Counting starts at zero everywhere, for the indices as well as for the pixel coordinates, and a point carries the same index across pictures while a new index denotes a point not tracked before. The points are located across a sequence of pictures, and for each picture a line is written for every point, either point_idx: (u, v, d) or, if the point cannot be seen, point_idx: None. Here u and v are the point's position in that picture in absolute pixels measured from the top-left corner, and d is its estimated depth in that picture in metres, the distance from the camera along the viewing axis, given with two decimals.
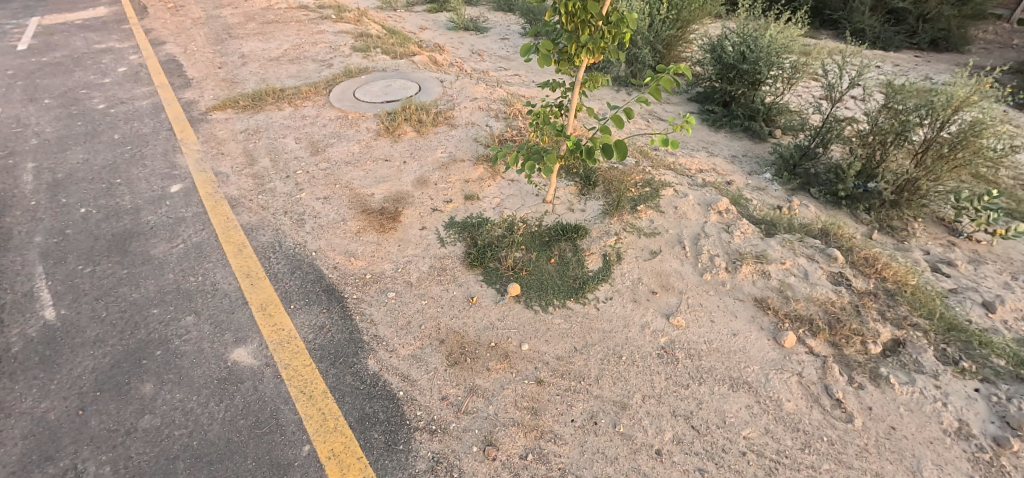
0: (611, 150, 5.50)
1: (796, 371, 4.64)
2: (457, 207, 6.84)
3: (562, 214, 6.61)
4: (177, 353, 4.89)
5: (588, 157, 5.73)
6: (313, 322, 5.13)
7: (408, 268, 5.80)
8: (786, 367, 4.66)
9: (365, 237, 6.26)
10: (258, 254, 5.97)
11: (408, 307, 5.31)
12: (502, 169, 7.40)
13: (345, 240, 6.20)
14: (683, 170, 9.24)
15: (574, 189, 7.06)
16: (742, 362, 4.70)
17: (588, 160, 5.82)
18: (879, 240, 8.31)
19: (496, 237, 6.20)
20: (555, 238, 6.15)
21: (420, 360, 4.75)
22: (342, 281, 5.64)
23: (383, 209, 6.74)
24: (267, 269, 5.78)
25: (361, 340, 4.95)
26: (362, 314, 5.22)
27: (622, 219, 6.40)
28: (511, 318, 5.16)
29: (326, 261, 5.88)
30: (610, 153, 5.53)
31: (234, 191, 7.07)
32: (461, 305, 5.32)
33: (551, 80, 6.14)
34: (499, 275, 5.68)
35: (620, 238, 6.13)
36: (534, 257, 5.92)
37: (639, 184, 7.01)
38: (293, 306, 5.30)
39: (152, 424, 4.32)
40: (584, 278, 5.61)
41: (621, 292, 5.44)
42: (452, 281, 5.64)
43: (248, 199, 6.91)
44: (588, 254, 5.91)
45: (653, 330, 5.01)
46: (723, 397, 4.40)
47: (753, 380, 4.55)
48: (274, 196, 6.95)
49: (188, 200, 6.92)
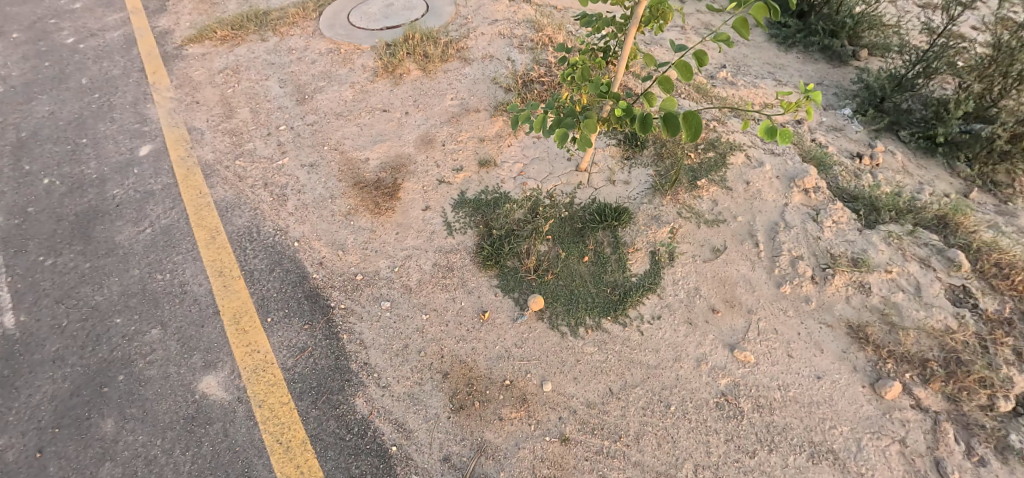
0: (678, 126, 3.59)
1: (897, 436, 3.60)
2: (469, 177, 5.53)
3: (599, 189, 5.28)
4: (141, 379, 4.13)
5: (639, 128, 3.85)
6: (292, 342, 4.23)
7: (409, 268, 4.72)
8: (883, 431, 3.63)
9: (357, 220, 5.10)
10: (232, 243, 4.91)
11: (406, 325, 4.33)
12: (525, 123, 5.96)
13: (332, 224, 5.06)
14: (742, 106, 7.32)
15: (616, 152, 5.60)
16: (827, 421, 3.70)
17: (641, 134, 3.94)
18: (976, 200, 6.64)
19: (515, 223, 4.99)
20: (590, 226, 4.88)
21: (417, 403, 3.90)
22: (326, 285, 4.60)
23: (379, 180, 5.49)
24: (242, 264, 4.74)
25: (348, 370, 4.08)
26: (349, 334, 4.28)
27: (678, 199, 4.98)
28: (532, 345, 4.17)
29: (311, 253, 4.81)
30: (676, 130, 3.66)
31: (209, 156, 5.95)
32: (469, 323, 4.32)
33: (594, 19, 4.46)
34: (517, 281, 4.58)
35: (675, 226, 4.79)
36: (562, 253, 4.73)
37: (700, 146, 5.46)
38: (270, 320, 4.36)
39: (112, 475, 3.69)
40: (626, 287, 4.45)
41: (673, 309, 4.30)
42: (459, 286, 4.57)
43: (224, 166, 5.75)
44: (632, 250, 4.67)
45: (712, 367, 3.96)
46: (800, 473, 3.49)
47: (840, 449, 3.58)
48: (253, 163, 5.78)
49: (158, 167, 5.87)
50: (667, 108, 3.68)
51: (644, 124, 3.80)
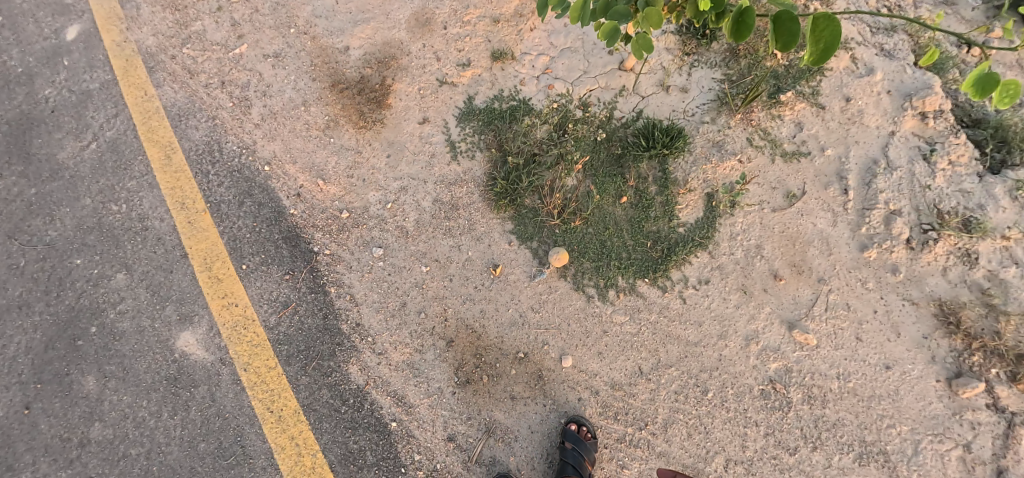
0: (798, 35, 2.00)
1: (961, 441, 3.27)
2: (477, 76, 3.90)
3: (647, 97, 3.91)
4: (114, 333, 3.66)
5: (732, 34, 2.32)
6: (273, 295, 3.64)
7: (403, 203, 3.76)
8: (947, 434, 3.28)
9: (337, 135, 3.91)
10: (191, 163, 3.94)
11: (403, 278, 3.64)
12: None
13: (306, 142, 3.91)
14: None
15: (673, 43, 3.98)
16: (886, 419, 3.35)
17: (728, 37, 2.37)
18: None
19: (538, 144, 3.74)
20: (632, 153, 3.75)
21: (418, 374, 3.45)
22: (307, 224, 3.77)
23: (362, 79, 3.98)
24: (207, 195, 3.87)
25: (338, 331, 3.55)
26: (337, 286, 3.63)
27: (751, 119, 3.83)
28: (553, 310, 3.55)
29: (286, 184, 3.86)
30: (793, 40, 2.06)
31: (151, 42, 4.19)
32: (479, 277, 3.64)
33: None
34: (535, 227, 3.71)
35: (742, 157, 3.76)
36: (593, 190, 3.73)
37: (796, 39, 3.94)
38: (246, 268, 3.70)
39: (104, 437, 3.51)
40: (671, 242, 3.66)
41: (726, 271, 3.61)
42: (466, 231, 3.71)
43: (172, 54, 4.17)
44: (684, 191, 3.70)
45: (762, 348, 3.46)
46: (841, 475, 3.31)
47: (894, 451, 3.32)
48: (201, 48, 4.18)
49: (92, 57, 4.14)
50: None
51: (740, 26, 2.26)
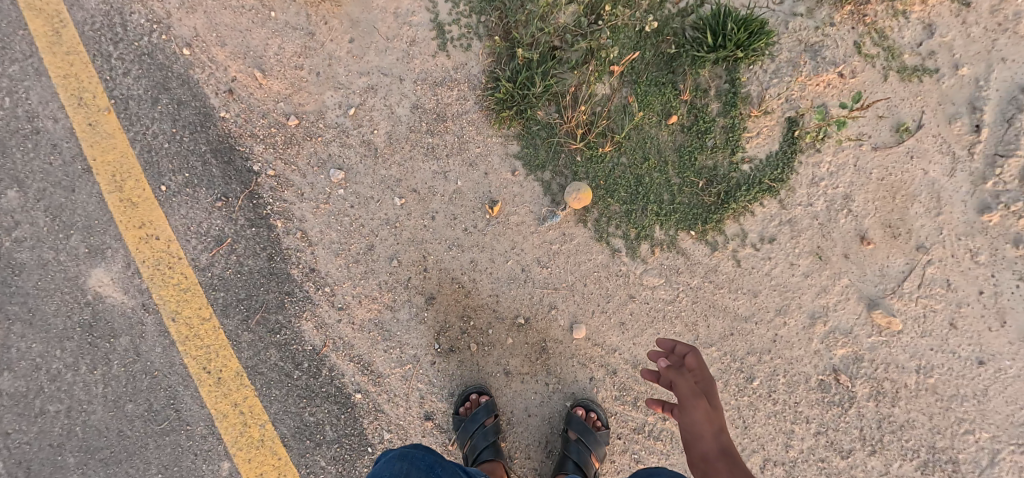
0: None
1: None
2: None
3: None
4: (10, 264, 2.82)
5: None
6: (200, 226, 2.77)
7: (370, 108, 2.70)
8: None
9: (280, 7, 2.69)
10: (86, 40, 2.74)
11: (370, 215, 2.75)
12: None
13: (237, 17, 2.70)
14: None
15: None
16: (965, 425, 2.76)
17: None
18: None
19: (559, 33, 2.66)
20: (690, 55, 2.66)
21: (388, 338, 2.76)
22: (243, 132, 2.73)
23: None
24: (111, 87, 2.75)
25: (287, 277, 2.76)
26: (284, 219, 2.75)
27: (865, 15, 2.66)
28: (565, 267, 2.79)
29: (213, 76, 2.72)
30: None
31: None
32: (471, 216, 2.78)
33: None
34: (548, 151, 2.76)
35: (845, 70, 2.67)
36: (632, 103, 2.71)
37: None
38: (165, 190, 2.77)
39: (15, 389, 2.86)
40: (732, 183, 2.72)
41: (798, 227, 2.76)
42: (455, 152, 2.75)
43: None
44: (757, 113, 2.67)
45: (830, 331, 2.79)
46: None
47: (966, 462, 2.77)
48: None
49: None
50: None
51: None
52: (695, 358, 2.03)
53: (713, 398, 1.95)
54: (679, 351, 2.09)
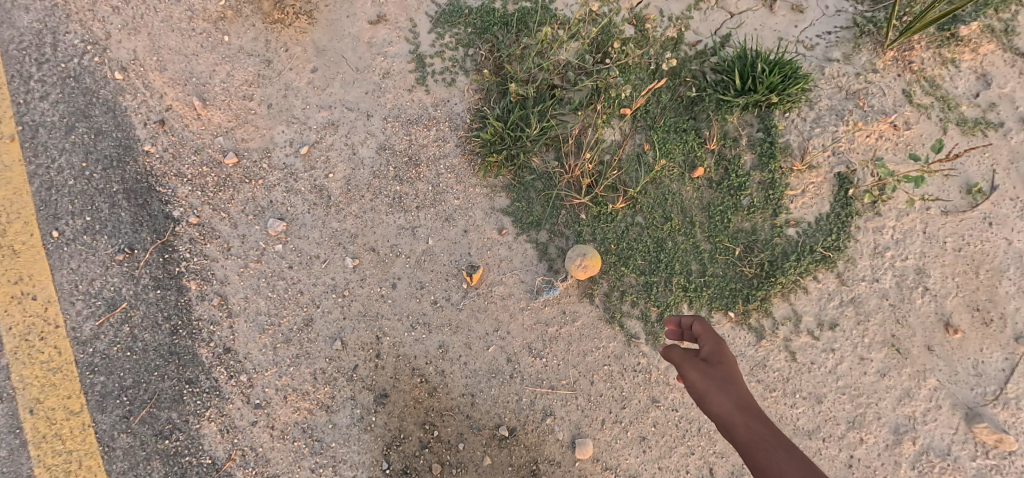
0: None
1: None
2: None
3: (738, 15, 2.34)
4: None
5: None
6: (92, 285, 2.01)
7: (327, 146, 2.17)
8: None
9: (231, 30, 2.18)
10: (8, 59, 2.05)
11: (313, 280, 2.14)
12: None
13: (186, 40, 2.15)
14: None
15: None
16: None
17: None
18: None
19: (560, 71, 2.26)
20: (715, 98, 2.24)
21: (319, 451, 2.05)
22: (168, 171, 2.10)
23: None
24: (22, 113, 2.04)
25: (191, 362, 2.04)
26: (200, 280, 2.08)
27: (911, 62, 2.24)
28: (566, 355, 2.17)
29: (144, 103, 2.11)
30: None
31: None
32: (443, 284, 2.19)
33: None
34: (545, 207, 2.23)
35: (897, 119, 2.20)
36: (648, 152, 2.25)
37: None
38: (57, 237, 2.01)
39: None
40: (777, 250, 2.19)
41: (865, 310, 2.16)
42: (428, 204, 2.21)
43: None
44: (801, 167, 2.19)
45: (922, 451, 2.08)
46: None
47: None
48: None
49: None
50: None
51: None
52: (698, 324, 1.51)
53: (725, 357, 1.37)
54: (685, 327, 1.57)
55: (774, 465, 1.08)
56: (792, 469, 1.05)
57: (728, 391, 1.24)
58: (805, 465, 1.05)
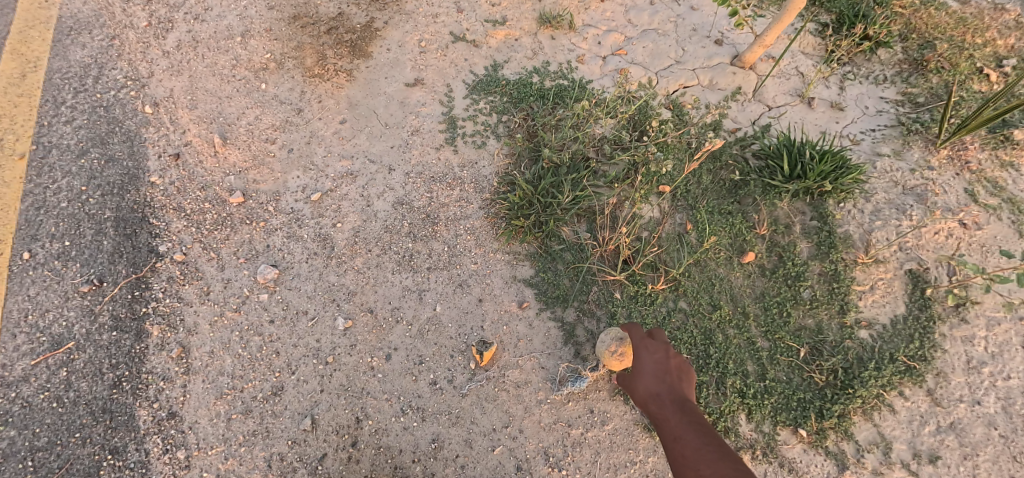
0: None
1: None
2: (513, 41, 2.49)
3: (778, 107, 2.40)
4: None
5: None
6: (42, 317, 1.74)
7: (341, 196, 2.05)
8: None
9: (268, 79, 2.30)
10: (48, 86, 2.14)
11: (294, 339, 1.81)
12: None
13: (223, 83, 2.27)
14: None
15: (812, 48, 2.58)
16: None
17: None
18: None
19: (594, 144, 2.17)
20: (761, 183, 2.09)
21: None
22: (168, 203, 1.98)
23: (339, 17, 2.48)
24: (43, 134, 2.04)
25: (122, 426, 1.64)
26: (165, 326, 1.78)
27: (968, 162, 2.15)
28: (591, 468, 1.70)
29: (164, 136, 2.12)
30: None
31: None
32: (447, 361, 1.81)
33: None
34: (574, 281, 1.94)
35: (966, 217, 2.01)
36: (689, 232, 2.04)
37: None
38: (27, 259, 1.82)
39: None
40: (850, 355, 1.81)
41: (970, 442, 1.71)
42: (441, 265, 1.95)
43: None
44: (866, 260, 1.94)
45: None
46: None
47: None
48: None
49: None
50: None
51: None
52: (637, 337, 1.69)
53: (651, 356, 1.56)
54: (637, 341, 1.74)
55: (676, 431, 1.30)
56: (688, 432, 1.27)
57: (654, 380, 1.49)
58: (693, 426, 1.29)
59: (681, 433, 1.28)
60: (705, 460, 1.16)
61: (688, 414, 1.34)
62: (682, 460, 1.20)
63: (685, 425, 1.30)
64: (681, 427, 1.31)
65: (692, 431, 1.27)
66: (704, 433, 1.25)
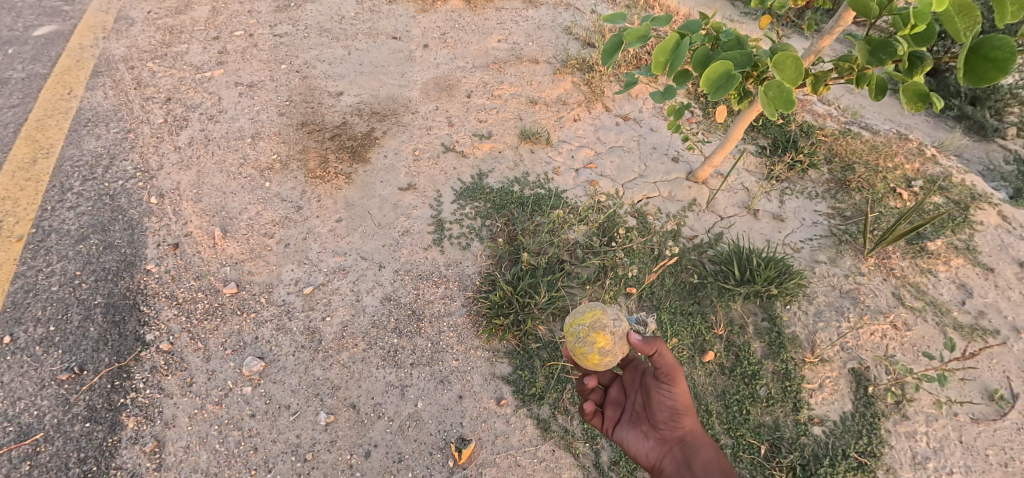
0: (716, 73, 1.64)
1: None
2: (497, 152, 2.81)
3: (728, 218, 2.71)
4: None
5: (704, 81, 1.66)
6: (13, 406, 1.72)
7: (332, 289, 2.18)
8: None
9: (272, 178, 2.51)
10: (57, 173, 2.28)
11: (273, 434, 1.82)
12: (608, 86, 3.22)
13: (229, 179, 2.47)
14: (897, 121, 3.59)
15: (755, 166, 2.98)
16: None
17: (704, 84, 1.66)
18: None
19: (568, 249, 2.38)
20: (716, 285, 2.32)
21: None
22: (159, 291, 2.06)
23: (343, 128, 2.79)
24: (44, 217, 2.14)
25: None
26: (142, 418, 1.78)
27: (892, 268, 2.45)
28: None
29: (165, 227, 2.24)
30: (722, 86, 1.65)
31: (120, 53, 2.92)
32: (426, 458, 1.84)
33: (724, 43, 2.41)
34: (549, 378, 2.04)
35: (895, 319, 2.26)
36: (655, 330, 2.21)
37: (936, 178, 2.89)
38: (7, 343, 1.83)
39: None
40: (807, 451, 1.93)
41: None
42: (424, 361, 2.04)
43: (133, 66, 2.85)
44: (813, 359, 2.13)
45: None
46: None
47: None
48: (177, 64, 2.94)
49: (44, 52, 2.81)
50: (732, 58, 1.66)
51: (709, 75, 1.65)
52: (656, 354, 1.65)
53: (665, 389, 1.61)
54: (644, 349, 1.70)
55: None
56: None
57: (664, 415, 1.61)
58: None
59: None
60: None
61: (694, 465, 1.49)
62: None
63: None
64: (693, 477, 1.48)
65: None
66: None
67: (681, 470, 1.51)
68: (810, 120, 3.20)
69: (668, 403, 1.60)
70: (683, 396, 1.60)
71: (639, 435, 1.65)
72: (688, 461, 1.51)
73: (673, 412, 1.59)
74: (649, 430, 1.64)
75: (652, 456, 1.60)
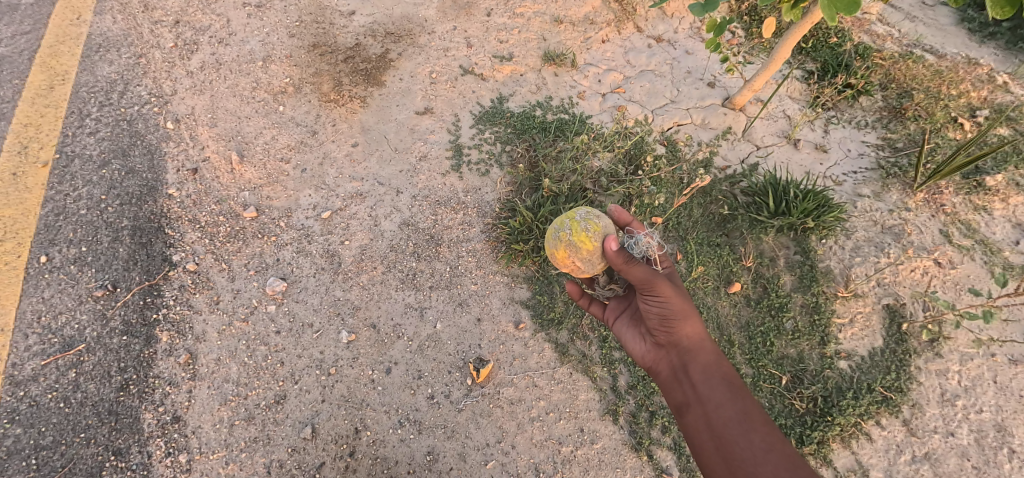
0: None
1: None
2: (519, 75, 2.66)
3: (765, 147, 2.54)
4: None
5: None
6: (55, 320, 1.79)
7: (350, 214, 2.17)
8: None
9: (286, 103, 2.45)
10: (75, 99, 2.26)
11: (298, 350, 1.88)
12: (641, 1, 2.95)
13: (242, 104, 2.41)
14: (968, 42, 3.20)
15: (799, 92, 2.75)
16: None
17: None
18: None
19: (591, 177, 2.29)
20: (748, 217, 2.21)
21: None
22: (183, 215, 2.08)
23: (356, 50, 2.66)
24: (66, 142, 2.14)
25: (122, 427, 1.68)
26: (174, 333, 1.85)
27: (943, 204, 2.27)
28: None
29: (184, 152, 2.23)
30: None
31: None
32: (445, 377, 1.88)
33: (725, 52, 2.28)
34: (568, 305, 2.02)
35: (939, 256, 2.13)
36: (679, 261, 2.14)
37: (1005, 107, 2.62)
38: (43, 262, 1.88)
39: None
40: (830, 384, 1.90)
41: (944, 472, 1.78)
42: (442, 285, 2.04)
43: None
44: (846, 294, 2.04)
45: None
46: None
47: None
48: None
49: None
50: None
51: None
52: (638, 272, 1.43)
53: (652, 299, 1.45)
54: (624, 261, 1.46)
55: (676, 386, 1.40)
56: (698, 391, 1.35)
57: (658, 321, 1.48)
58: (704, 393, 1.33)
59: (691, 397, 1.35)
60: (717, 438, 1.25)
61: (695, 372, 1.38)
62: (695, 428, 1.30)
63: (700, 385, 1.35)
64: (694, 384, 1.36)
65: (697, 396, 1.34)
66: (714, 402, 1.30)
67: (677, 374, 1.42)
68: (866, 41, 2.90)
69: (655, 310, 1.46)
70: (674, 300, 1.43)
71: (637, 336, 1.60)
72: (685, 366, 1.40)
73: (665, 318, 1.45)
74: (646, 333, 1.56)
75: (648, 358, 1.54)
